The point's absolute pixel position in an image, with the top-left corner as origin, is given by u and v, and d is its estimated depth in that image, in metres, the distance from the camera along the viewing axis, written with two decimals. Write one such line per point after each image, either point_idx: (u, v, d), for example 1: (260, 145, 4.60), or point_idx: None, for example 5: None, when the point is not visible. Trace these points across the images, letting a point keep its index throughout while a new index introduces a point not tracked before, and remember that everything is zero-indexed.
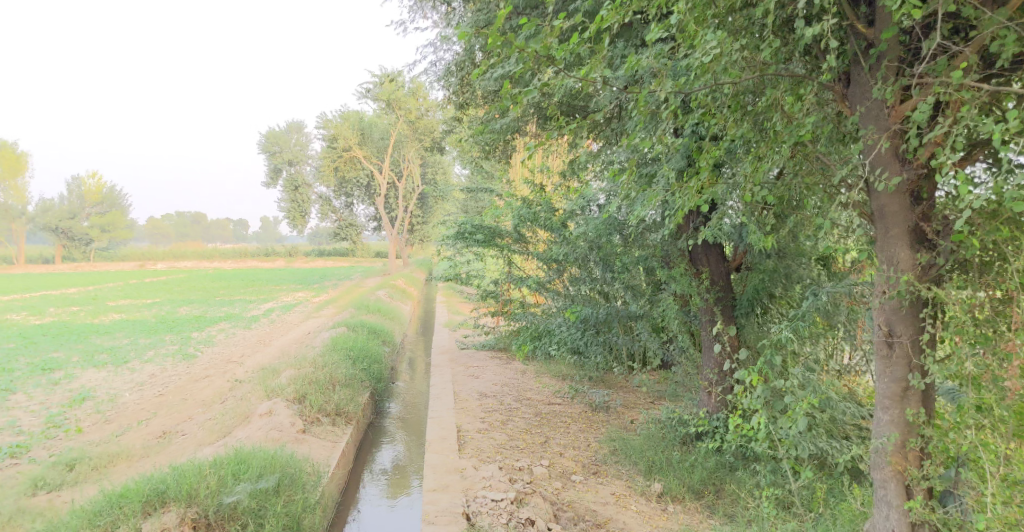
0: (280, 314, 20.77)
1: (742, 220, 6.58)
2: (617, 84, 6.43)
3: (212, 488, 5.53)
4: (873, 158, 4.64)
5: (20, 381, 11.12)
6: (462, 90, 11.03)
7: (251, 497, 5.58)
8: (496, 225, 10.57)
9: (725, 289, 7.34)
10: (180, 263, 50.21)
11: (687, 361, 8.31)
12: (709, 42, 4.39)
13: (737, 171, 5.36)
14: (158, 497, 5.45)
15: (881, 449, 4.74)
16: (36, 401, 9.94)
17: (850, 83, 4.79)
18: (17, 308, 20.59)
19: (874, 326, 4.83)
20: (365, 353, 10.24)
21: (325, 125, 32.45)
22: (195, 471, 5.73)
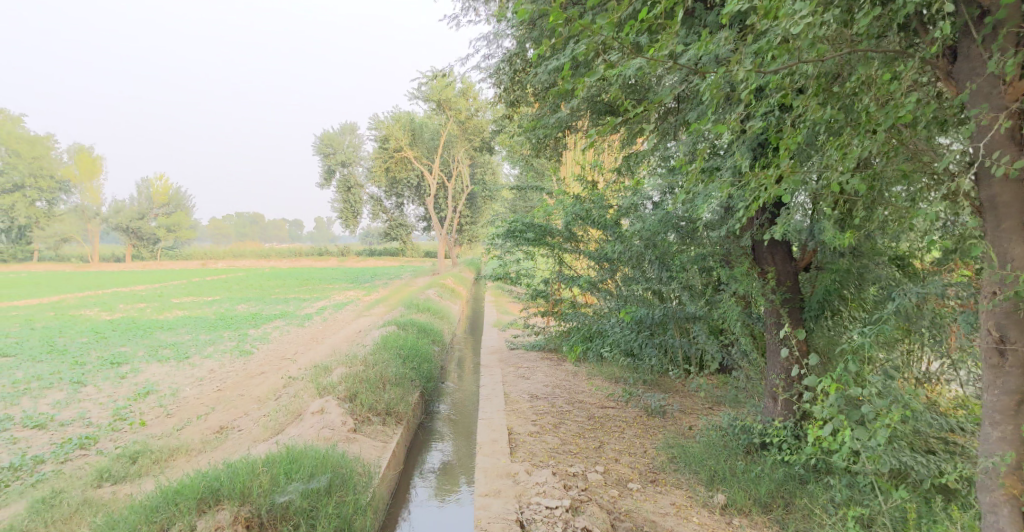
0: (333, 312, 20.85)
1: (815, 217, 6.26)
2: (677, 73, 6.09)
3: (265, 486, 5.42)
4: (985, 141, 4.48)
5: (92, 373, 11.33)
6: (514, 84, 10.79)
7: (303, 497, 5.46)
8: (548, 224, 10.32)
9: (791, 289, 7.04)
10: (237, 262, 51.25)
11: (749, 366, 7.95)
12: (797, 13, 4.13)
13: (815, 161, 5.03)
14: (213, 494, 5.37)
15: (992, 470, 4.68)
16: (104, 393, 10.07)
17: (956, 58, 4.58)
18: (90, 303, 21.22)
19: (981, 332, 4.75)
20: (415, 352, 10.11)
21: (377, 125, 32.58)
22: (248, 468, 5.63)
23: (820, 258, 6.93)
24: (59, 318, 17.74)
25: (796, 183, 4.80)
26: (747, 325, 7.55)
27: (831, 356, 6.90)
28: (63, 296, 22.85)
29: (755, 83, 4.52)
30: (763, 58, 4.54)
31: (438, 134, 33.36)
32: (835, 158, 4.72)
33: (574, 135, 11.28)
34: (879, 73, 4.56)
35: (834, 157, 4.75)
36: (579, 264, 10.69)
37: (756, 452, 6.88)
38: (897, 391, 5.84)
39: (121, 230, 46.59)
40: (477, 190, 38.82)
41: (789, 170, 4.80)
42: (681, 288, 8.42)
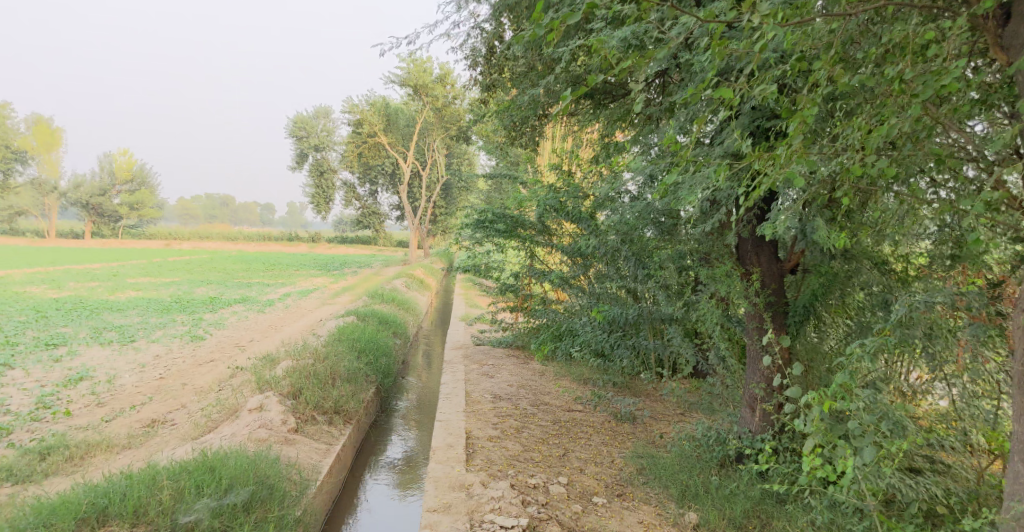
0: (296, 299, 20.05)
1: (811, 213, 5.80)
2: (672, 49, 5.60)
3: (166, 504, 4.77)
4: None
5: (22, 356, 10.56)
6: (492, 64, 10.17)
7: (213, 516, 4.81)
8: (520, 214, 9.78)
9: (776, 293, 6.52)
10: (203, 244, 50.03)
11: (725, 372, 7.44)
12: None
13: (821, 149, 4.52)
14: (99, 513, 4.68)
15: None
16: (31, 378, 9.34)
17: (1008, 21, 4.10)
18: (39, 281, 20.24)
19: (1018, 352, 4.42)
20: (374, 344, 9.52)
21: (352, 109, 31.67)
22: (151, 480, 4.97)
23: (808, 260, 6.46)
24: (3, 296, 16.86)
25: (804, 166, 4.34)
26: (728, 330, 7.01)
27: (816, 366, 6.40)
28: (12, 272, 21.85)
29: (765, 48, 3.95)
30: (787, 13, 3.95)
31: (412, 121, 32.46)
32: (859, 135, 4.26)
33: (553, 122, 10.70)
34: (915, 35, 4.09)
35: (857, 135, 4.28)
36: (551, 258, 10.12)
37: (731, 466, 6.38)
38: (890, 408, 5.38)
39: (82, 205, 45.19)
40: (453, 180, 38.03)
41: (796, 151, 4.33)
42: (658, 287, 7.85)
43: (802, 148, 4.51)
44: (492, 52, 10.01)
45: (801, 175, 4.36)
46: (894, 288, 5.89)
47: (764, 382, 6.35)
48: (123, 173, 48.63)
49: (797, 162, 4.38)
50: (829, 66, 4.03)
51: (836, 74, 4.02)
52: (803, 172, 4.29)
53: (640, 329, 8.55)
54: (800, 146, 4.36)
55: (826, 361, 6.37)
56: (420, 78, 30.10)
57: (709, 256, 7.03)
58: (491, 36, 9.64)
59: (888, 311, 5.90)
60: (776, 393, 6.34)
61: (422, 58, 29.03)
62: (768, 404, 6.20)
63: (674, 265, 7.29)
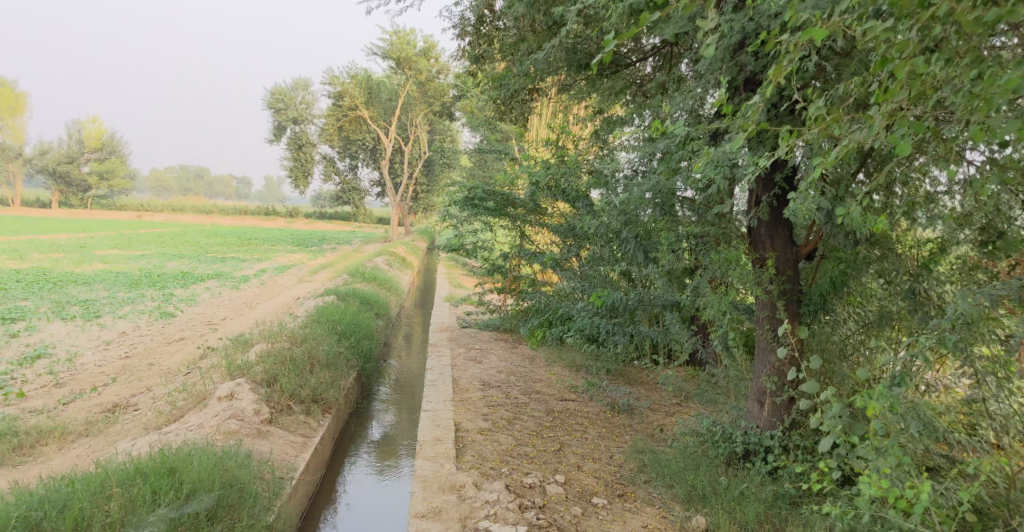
0: (272, 275, 19.40)
1: (840, 192, 5.19)
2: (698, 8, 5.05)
3: (113, 516, 4.25)
4: None
5: None
6: (483, 33, 9.57)
7: (171, 528, 4.30)
8: (512, 192, 9.24)
9: (791, 280, 5.97)
10: (177, 217, 48.85)
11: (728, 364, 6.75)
12: None
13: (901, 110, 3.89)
14: (33, 527, 4.16)
15: None
16: None
17: None
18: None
19: None
20: (354, 326, 8.98)
21: (332, 82, 30.76)
22: (98, 487, 4.43)
23: (826, 245, 5.88)
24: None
25: (875, 133, 3.84)
26: (736, 319, 6.32)
27: (831, 360, 5.76)
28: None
29: None
30: None
31: (395, 95, 31.66)
32: (971, 86, 3.75)
33: (545, 97, 10.16)
34: None
35: (961, 91, 3.80)
36: (541, 239, 9.63)
37: (738, 465, 5.85)
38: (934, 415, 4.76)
39: (49, 174, 43.78)
40: (435, 157, 37.32)
41: (880, 114, 3.83)
42: (658, 271, 7.12)
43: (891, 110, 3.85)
44: (482, 21, 9.44)
45: (894, 139, 3.85)
46: (920, 275, 5.25)
47: (776, 376, 5.76)
48: (93, 141, 47.22)
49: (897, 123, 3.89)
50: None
51: (965, 6, 3.47)
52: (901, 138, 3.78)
53: (637, 315, 7.86)
54: (897, 103, 3.85)
55: (844, 354, 5.77)
56: (404, 51, 29.34)
57: (705, 241, 6.51)
58: (482, 3, 9.09)
59: (915, 301, 5.29)
60: (789, 387, 5.77)
61: (406, 30, 28.24)
62: (781, 398, 5.67)
63: (670, 249, 6.73)
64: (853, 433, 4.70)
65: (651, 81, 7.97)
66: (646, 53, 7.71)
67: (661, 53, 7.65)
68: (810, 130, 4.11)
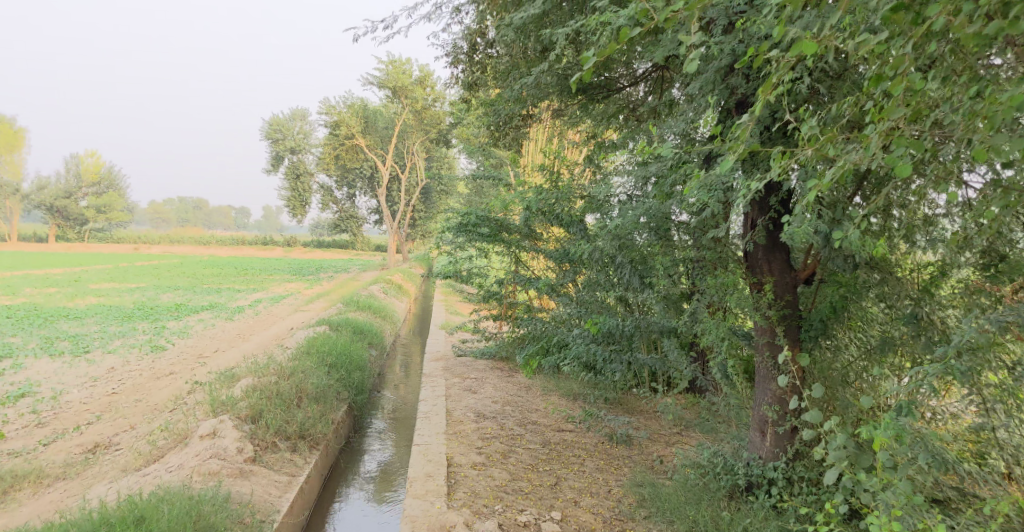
0: (268, 306, 19.22)
1: (838, 214, 5.02)
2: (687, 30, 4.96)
3: None
4: None
5: None
6: (474, 59, 9.50)
7: None
8: (505, 218, 9.10)
9: (790, 305, 5.76)
10: (174, 248, 48.71)
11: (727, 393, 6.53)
12: None
13: (897, 128, 3.71)
14: None
15: None
16: None
17: None
18: None
19: None
20: (347, 358, 8.78)
21: (329, 111, 30.79)
22: None
23: (824, 269, 5.69)
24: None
25: (870, 155, 3.69)
26: (734, 346, 6.10)
27: (834, 387, 5.53)
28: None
29: None
30: None
31: (392, 123, 31.64)
32: (970, 103, 3.60)
33: (539, 122, 10.05)
34: None
35: (959, 110, 3.67)
36: (536, 264, 9.47)
37: (741, 497, 5.62)
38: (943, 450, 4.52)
39: (46, 208, 43.72)
40: (433, 184, 37.27)
41: (877, 133, 3.67)
42: (654, 297, 6.94)
43: (889, 128, 3.65)
44: (473, 49, 9.37)
45: (894, 159, 3.66)
46: (921, 300, 5.07)
47: (778, 406, 5.53)
48: (91, 174, 47.21)
49: (894, 142, 3.74)
50: (947, 12, 3.32)
51: (963, 21, 3.32)
52: (899, 158, 3.63)
53: (635, 342, 7.66)
54: (893, 122, 3.70)
55: (848, 382, 5.53)
56: (399, 80, 29.45)
57: (702, 265, 6.36)
58: (473, 30, 9.03)
59: (918, 326, 5.10)
60: (792, 416, 5.55)
61: (401, 59, 28.33)
62: (783, 428, 5.45)
63: (666, 274, 6.57)
64: (858, 466, 4.49)
65: (643, 105, 7.86)
66: (638, 77, 7.61)
67: (652, 77, 7.54)
68: (802, 152, 3.97)
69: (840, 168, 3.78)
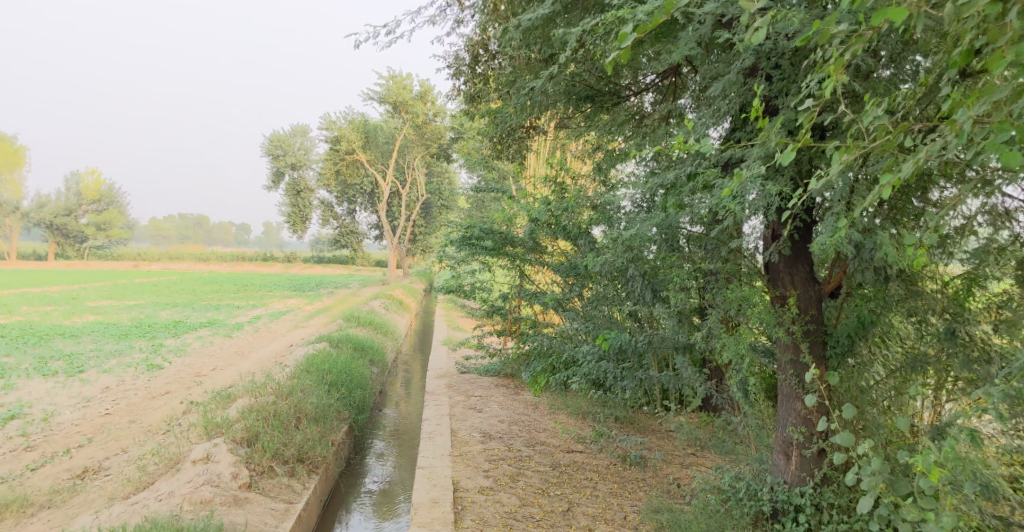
0: (267, 322, 18.90)
1: (871, 223, 4.71)
2: (708, 26, 4.67)
3: None
4: None
5: None
6: (477, 70, 9.28)
7: None
8: (509, 231, 8.82)
9: (815, 320, 5.45)
10: (173, 265, 48.45)
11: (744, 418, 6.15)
12: None
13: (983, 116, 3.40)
14: None
15: None
16: None
17: None
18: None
19: None
20: (347, 376, 8.47)
21: (330, 127, 30.64)
22: None
23: (851, 281, 5.37)
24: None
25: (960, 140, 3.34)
26: (754, 363, 5.79)
27: (862, 408, 5.21)
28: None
29: None
30: None
31: (392, 138, 31.39)
32: None
33: (543, 133, 9.81)
34: None
35: None
36: (541, 278, 9.18)
37: (766, 525, 5.31)
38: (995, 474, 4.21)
39: (46, 226, 43.63)
40: (433, 199, 37.01)
41: (969, 118, 3.33)
42: (667, 311, 6.63)
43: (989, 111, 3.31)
44: (477, 60, 9.17)
45: (991, 147, 3.30)
46: (960, 315, 4.77)
47: (804, 428, 5.24)
48: (91, 192, 47.07)
49: (984, 129, 3.44)
50: None
51: None
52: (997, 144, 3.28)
53: (646, 359, 7.33)
54: (985, 108, 3.36)
55: (877, 403, 5.21)
56: (399, 95, 29.68)
57: (715, 278, 6.03)
58: (476, 41, 8.84)
59: (956, 343, 4.80)
60: (818, 438, 5.26)
61: (402, 75, 28.38)
62: (810, 451, 5.15)
63: (680, 287, 6.27)
64: (909, 493, 4.13)
65: (651, 115, 7.61)
66: (646, 86, 7.35)
67: (662, 84, 7.32)
68: (862, 148, 3.63)
69: (920, 160, 3.44)
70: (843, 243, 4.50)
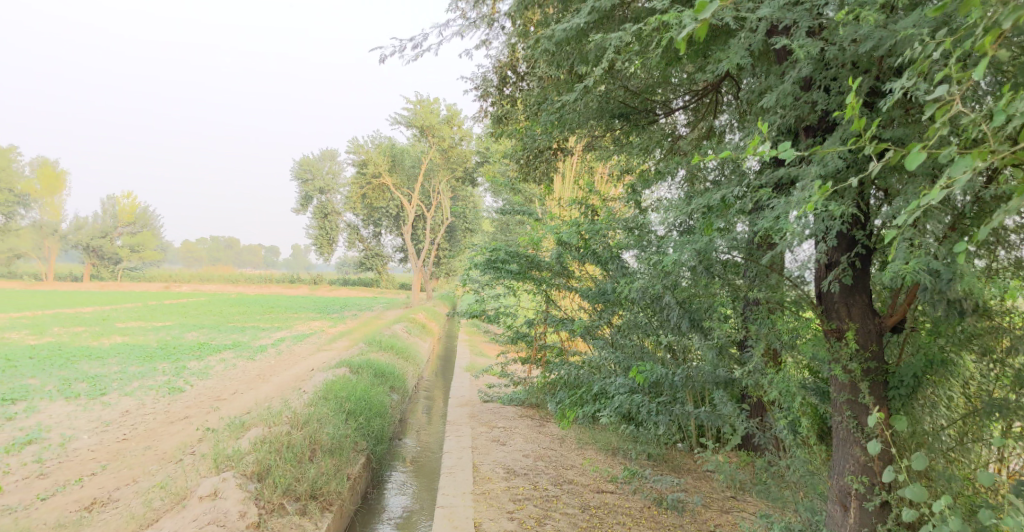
0: (291, 345, 18.65)
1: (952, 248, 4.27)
2: (765, 29, 4.34)
3: None
4: None
5: None
6: (505, 90, 8.99)
7: None
8: (536, 254, 8.46)
9: (876, 357, 5.00)
10: (203, 287, 48.76)
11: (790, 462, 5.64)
12: None
13: None
14: None
15: None
16: None
17: None
18: (22, 326, 19.05)
19: None
20: (366, 404, 8.10)
21: (358, 151, 30.69)
22: None
23: (916, 314, 4.95)
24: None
25: None
26: (804, 401, 5.34)
27: (932, 456, 4.72)
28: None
29: None
30: None
31: (419, 162, 31.38)
32: None
33: (572, 155, 9.46)
34: None
35: None
36: (567, 304, 8.79)
37: None
38: None
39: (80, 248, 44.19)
40: (458, 222, 36.84)
41: None
42: (706, 343, 6.15)
43: None
44: (506, 82, 8.91)
45: None
46: None
47: (865, 477, 4.80)
48: (125, 215, 47.68)
49: None
50: None
51: None
52: None
53: (682, 393, 6.88)
54: None
55: (946, 451, 4.73)
56: (427, 119, 29.67)
57: (757, 308, 5.57)
58: (504, 62, 8.57)
59: None
60: (880, 489, 4.82)
61: (429, 99, 28.35)
62: (873, 503, 4.71)
63: (719, 318, 5.84)
64: None
65: (684, 138, 7.27)
66: (677, 109, 7.04)
67: (698, 103, 7.03)
68: (995, 154, 3.15)
69: None
70: (921, 272, 4.08)
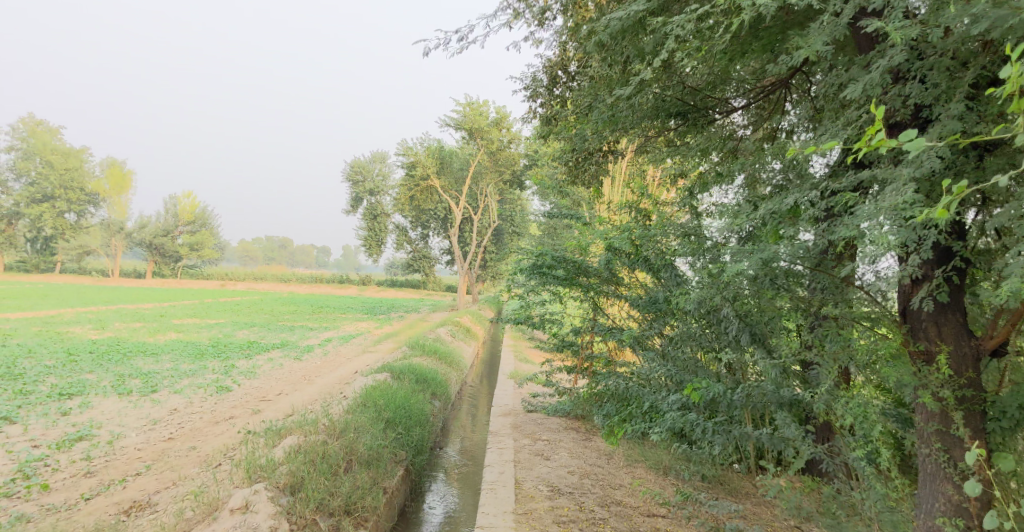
0: (336, 346, 18.57)
1: None
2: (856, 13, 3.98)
3: None
4: None
5: (26, 408, 9.43)
6: (554, 88, 8.61)
7: None
8: (584, 259, 8.04)
9: (972, 384, 4.54)
10: (256, 285, 49.50)
11: (861, 493, 5.14)
12: None
13: None
14: None
15: None
16: (21, 439, 8.13)
17: None
18: (84, 320, 19.46)
19: None
20: (405, 413, 7.79)
21: (407, 153, 30.64)
22: None
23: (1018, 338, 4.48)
24: (41, 335, 15.94)
25: None
26: (884, 429, 4.92)
27: None
28: (64, 312, 21.17)
29: None
30: None
31: (467, 164, 31.17)
32: None
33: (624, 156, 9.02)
34: None
35: None
36: (616, 311, 8.36)
37: None
38: None
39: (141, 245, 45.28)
40: (505, 225, 36.51)
41: None
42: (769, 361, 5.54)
43: None
44: (556, 81, 8.55)
45: None
46: None
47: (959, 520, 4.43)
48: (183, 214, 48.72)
49: None
50: None
51: None
52: None
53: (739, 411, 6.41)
54: None
55: None
56: (476, 121, 29.39)
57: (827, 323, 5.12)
58: (555, 61, 8.20)
59: None
60: None
61: (478, 101, 28.11)
62: None
63: (784, 333, 5.34)
64: None
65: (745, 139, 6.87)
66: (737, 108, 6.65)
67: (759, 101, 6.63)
68: None
69: None
70: None
